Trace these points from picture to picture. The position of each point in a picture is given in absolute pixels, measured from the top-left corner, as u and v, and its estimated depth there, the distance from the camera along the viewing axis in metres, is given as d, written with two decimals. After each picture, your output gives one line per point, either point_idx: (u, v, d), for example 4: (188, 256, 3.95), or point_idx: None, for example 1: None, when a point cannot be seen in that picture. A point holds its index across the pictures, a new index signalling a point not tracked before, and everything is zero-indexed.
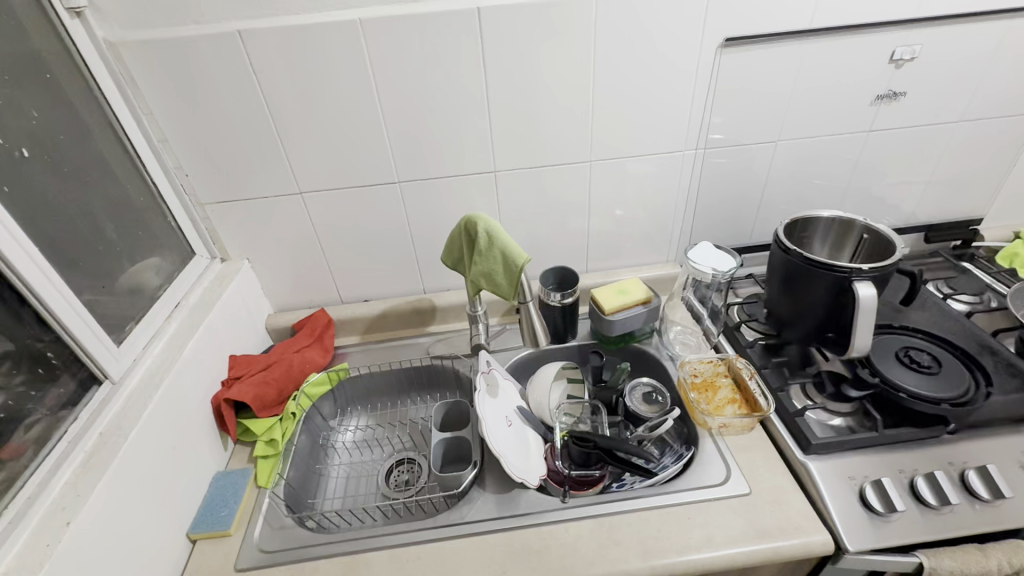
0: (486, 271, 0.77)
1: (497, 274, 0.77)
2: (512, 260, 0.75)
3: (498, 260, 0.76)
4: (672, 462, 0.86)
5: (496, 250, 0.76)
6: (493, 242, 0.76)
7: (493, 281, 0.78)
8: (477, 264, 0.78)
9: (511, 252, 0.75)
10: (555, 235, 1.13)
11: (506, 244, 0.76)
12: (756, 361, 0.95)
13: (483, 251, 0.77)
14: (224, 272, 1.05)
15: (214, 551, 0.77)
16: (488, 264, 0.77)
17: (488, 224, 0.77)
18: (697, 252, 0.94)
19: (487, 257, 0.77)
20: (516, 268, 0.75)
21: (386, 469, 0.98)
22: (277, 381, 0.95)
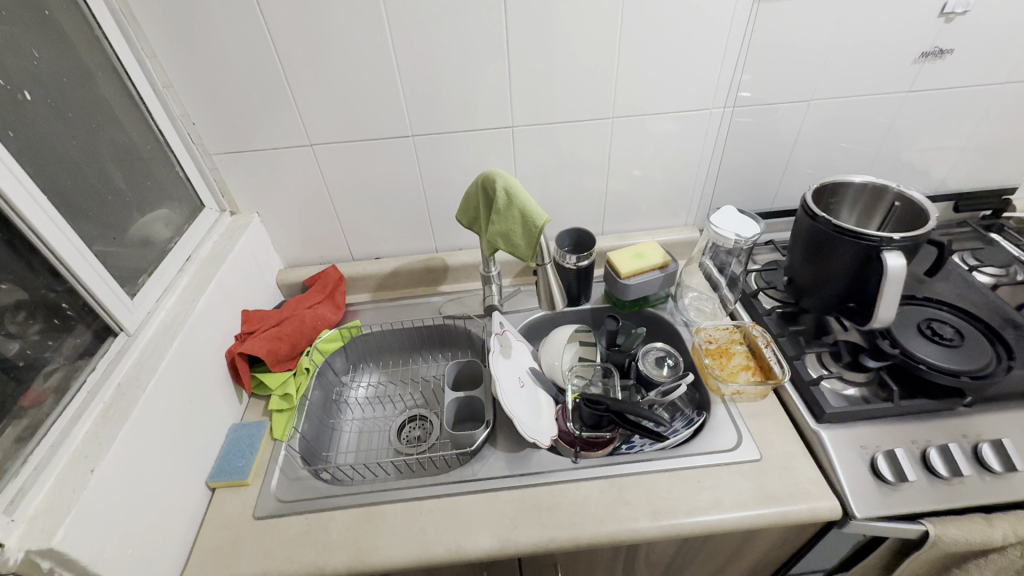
0: (504, 231, 0.75)
1: (515, 234, 0.74)
2: (531, 220, 0.72)
3: (517, 221, 0.74)
4: (683, 426, 0.87)
5: (515, 210, 0.73)
6: (513, 201, 0.73)
7: (511, 242, 0.75)
8: (495, 223, 0.75)
9: (530, 213, 0.72)
10: (571, 195, 1.09)
11: (526, 204, 0.73)
12: (772, 328, 0.94)
13: (502, 210, 0.74)
14: (233, 226, 1.03)
15: (233, 500, 0.79)
16: (507, 224, 0.74)
17: (508, 182, 0.74)
18: (721, 216, 0.91)
19: (506, 217, 0.74)
20: (535, 230, 0.72)
21: (398, 425, 0.99)
22: (289, 336, 0.96)
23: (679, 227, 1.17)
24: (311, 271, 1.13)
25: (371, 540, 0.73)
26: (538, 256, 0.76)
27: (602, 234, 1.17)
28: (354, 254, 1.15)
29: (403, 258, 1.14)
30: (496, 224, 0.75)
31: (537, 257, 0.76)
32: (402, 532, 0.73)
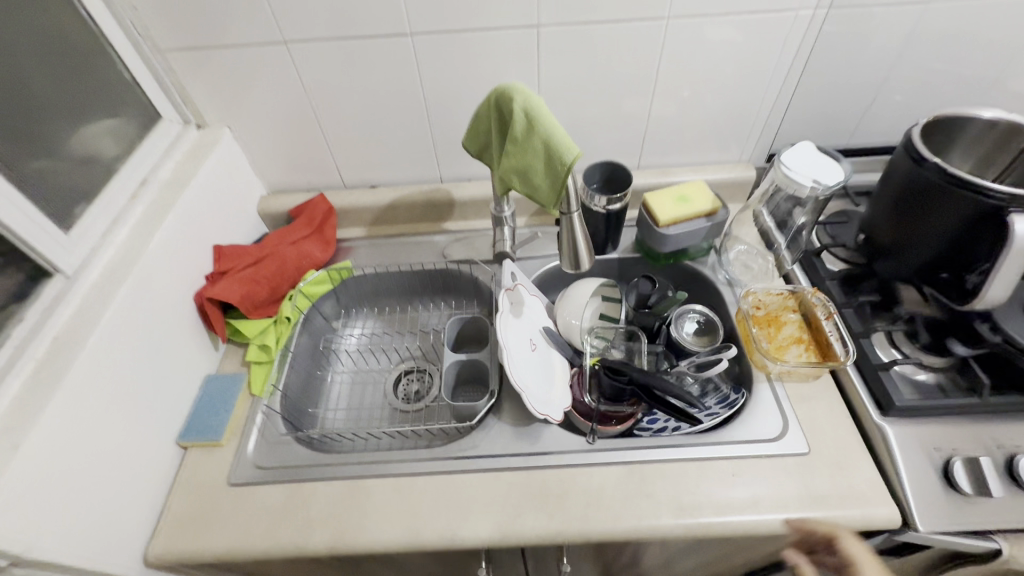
0: (522, 167, 0.58)
1: (537, 172, 0.57)
2: (558, 155, 0.55)
3: (539, 154, 0.56)
4: (717, 405, 0.75)
5: (538, 140, 0.56)
6: (536, 128, 0.56)
7: (530, 181, 0.58)
8: (511, 156, 0.58)
9: (558, 145, 0.55)
10: (606, 119, 0.90)
11: (553, 132, 0.55)
12: (836, 296, 0.78)
13: (522, 139, 0.57)
14: (200, 141, 0.86)
15: (206, 461, 0.71)
16: (526, 158, 0.57)
17: (532, 102, 0.56)
18: (795, 154, 0.71)
19: (526, 149, 0.57)
20: (562, 168, 0.55)
21: (394, 379, 0.89)
22: (269, 279, 0.83)
23: (732, 163, 0.97)
24: (296, 199, 0.97)
25: (357, 518, 0.65)
26: (563, 202, 0.59)
27: (638, 168, 0.98)
28: (346, 180, 0.98)
29: (402, 188, 0.98)
30: (513, 157, 0.58)
31: (562, 203, 0.59)
32: (391, 511, 0.65)
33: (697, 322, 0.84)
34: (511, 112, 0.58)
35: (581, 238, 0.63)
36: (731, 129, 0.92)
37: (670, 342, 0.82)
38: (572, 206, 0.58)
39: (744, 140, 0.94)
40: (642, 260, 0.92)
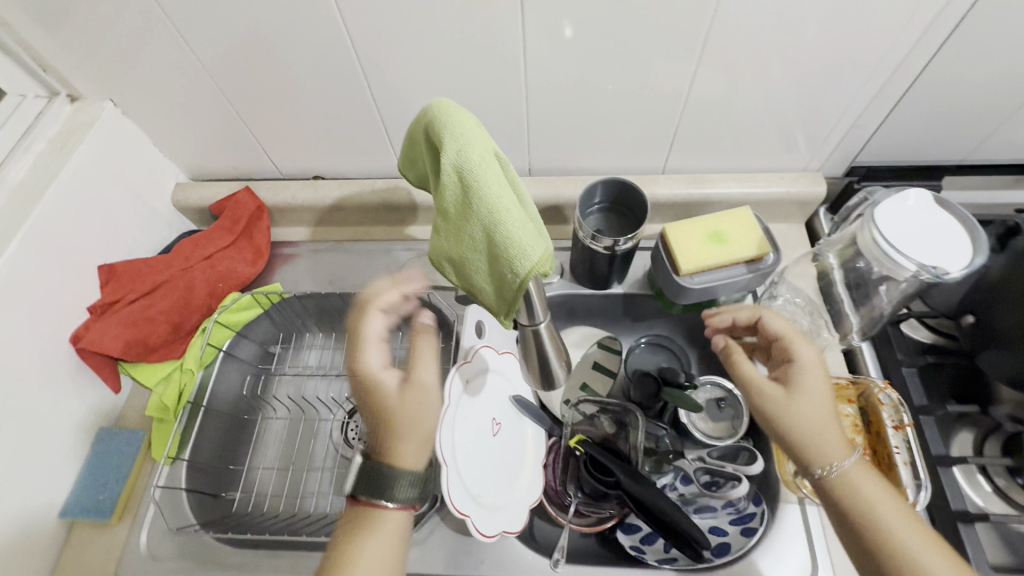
0: (458, 257, 0.38)
1: (477, 268, 0.38)
2: (505, 255, 0.35)
3: (480, 245, 0.37)
4: (725, 518, 0.57)
5: (477, 225, 0.36)
6: (473, 205, 0.36)
7: (468, 277, 0.39)
8: (444, 236, 0.39)
9: (505, 239, 0.35)
10: (622, 108, 0.64)
11: (500, 215, 0.35)
12: (913, 395, 0.57)
13: (457, 216, 0.37)
14: (74, 120, 0.65)
15: (94, 543, 0.60)
16: (463, 245, 0.38)
17: (471, 160, 0.36)
18: (897, 209, 0.47)
19: (461, 233, 0.37)
20: (511, 276, 0.35)
21: (337, 417, 0.71)
22: (167, 314, 0.65)
23: (791, 170, 0.71)
24: (219, 190, 0.77)
25: None
26: (519, 312, 0.39)
27: (663, 170, 0.73)
28: (281, 167, 0.77)
29: (352, 183, 0.76)
30: (447, 237, 0.39)
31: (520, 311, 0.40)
32: None
33: (717, 399, 0.65)
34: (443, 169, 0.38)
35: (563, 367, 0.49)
36: (800, 128, 0.65)
37: (677, 423, 0.64)
38: (534, 321, 0.39)
39: (815, 144, 0.67)
40: (656, 299, 0.71)
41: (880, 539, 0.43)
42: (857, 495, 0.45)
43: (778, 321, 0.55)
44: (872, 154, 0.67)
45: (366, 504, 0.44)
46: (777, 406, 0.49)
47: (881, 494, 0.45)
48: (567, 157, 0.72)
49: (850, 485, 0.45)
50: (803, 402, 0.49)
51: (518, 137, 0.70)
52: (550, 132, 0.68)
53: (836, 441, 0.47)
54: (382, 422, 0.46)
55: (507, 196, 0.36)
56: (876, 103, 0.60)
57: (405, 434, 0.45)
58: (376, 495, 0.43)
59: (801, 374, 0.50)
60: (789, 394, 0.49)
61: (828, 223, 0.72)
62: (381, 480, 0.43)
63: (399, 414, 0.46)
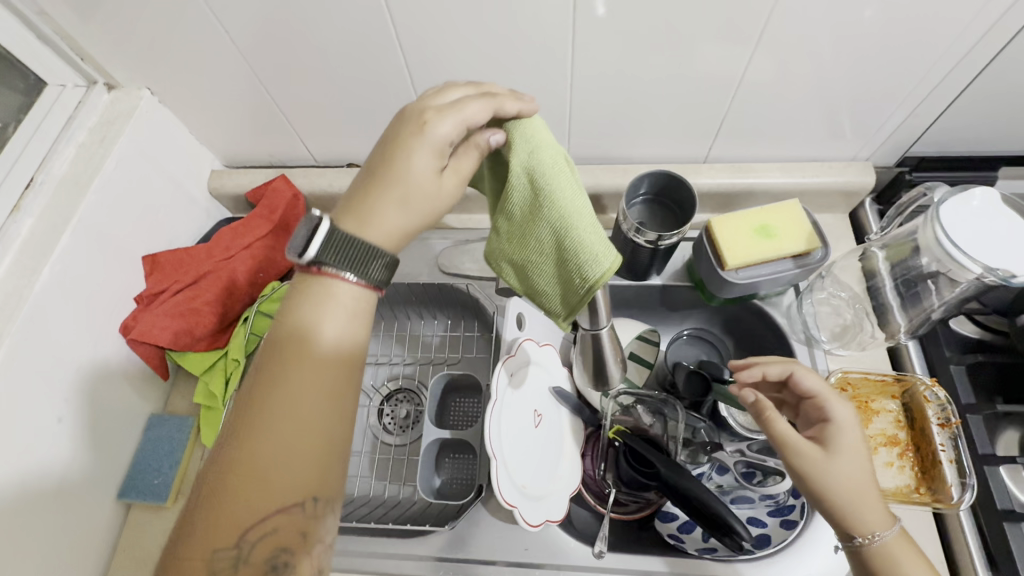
0: (522, 259, 0.38)
1: (542, 271, 0.37)
2: (576, 261, 0.35)
3: (547, 249, 0.36)
4: (764, 509, 0.58)
5: (547, 229, 0.35)
6: (542, 209, 0.36)
7: (531, 279, 0.39)
8: (507, 238, 0.39)
9: (577, 246, 0.35)
10: (668, 98, 0.63)
11: (571, 221, 0.35)
12: (961, 393, 0.57)
13: (524, 218, 0.37)
14: (113, 109, 0.65)
15: (150, 525, 0.62)
16: (528, 248, 0.37)
17: (542, 162, 0.35)
18: (965, 213, 0.46)
19: (528, 236, 0.37)
20: (580, 282, 0.35)
21: (378, 402, 0.72)
22: (212, 305, 0.66)
23: (837, 160, 0.70)
24: (255, 177, 0.77)
25: None
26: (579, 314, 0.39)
27: (704, 159, 0.72)
28: (316, 153, 0.77)
29: None
30: (510, 239, 0.39)
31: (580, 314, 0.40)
32: None
33: None
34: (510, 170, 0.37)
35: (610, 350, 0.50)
36: (851, 118, 0.63)
37: (716, 415, 0.64)
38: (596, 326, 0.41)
39: (865, 134, 0.65)
40: (695, 292, 0.70)
41: None
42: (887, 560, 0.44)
43: (813, 378, 0.49)
44: (924, 143, 0.65)
45: (324, 274, 0.38)
46: (815, 475, 0.45)
47: (916, 563, 0.44)
48: (607, 145, 0.71)
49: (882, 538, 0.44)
50: (840, 464, 0.45)
51: (557, 126, 0.69)
52: (591, 121, 0.67)
53: (876, 503, 0.45)
54: (388, 175, 0.38)
55: (578, 201, 0.36)
56: (934, 93, 0.58)
57: (394, 204, 0.39)
58: (343, 271, 0.38)
59: (841, 436, 0.46)
60: (830, 454, 0.45)
61: (873, 214, 0.71)
62: (363, 253, 0.38)
63: (413, 194, 0.39)
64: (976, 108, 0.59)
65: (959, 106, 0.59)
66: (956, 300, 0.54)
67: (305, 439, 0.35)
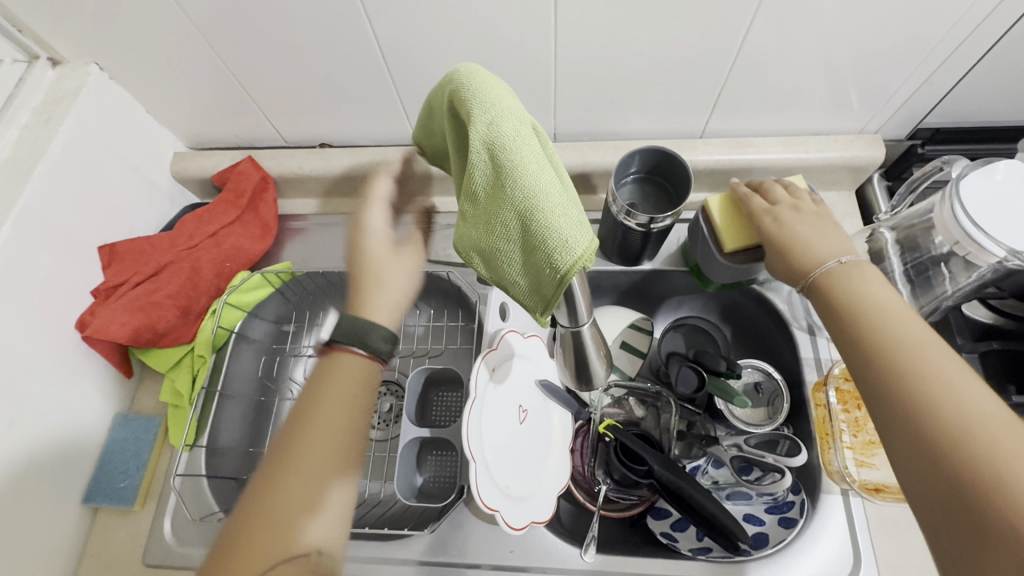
0: (487, 247, 0.32)
1: (509, 262, 0.32)
2: (544, 246, 0.29)
3: (514, 234, 0.31)
4: (761, 506, 0.55)
5: (511, 210, 0.30)
6: (507, 188, 0.30)
7: (499, 271, 0.33)
8: (473, 224, 0.33)
9: (544, 228, 0.29)
10: (660, 68, 0.57)
11: (538, 201, 0.29)
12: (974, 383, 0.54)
13: (488, 200, 0.32)
14: (59, 87, 0.60)
15: (119, 528, 0.59)
16: (492, 234, 0.32)
17: (504, 135, 0.31)
18: (987, 185, 0.41)
19: (492, 220, 0.31)
20: (550, 271, 0.29)
21: None
22: (175, 297, 0.61)
23: (843, 133, 0.65)
24: (221, 160, 0.72)
25: None
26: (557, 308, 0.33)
27: (701, 135, 0.67)
28: (285, 133, 0.72)
29: (362, 151, 0.71)
30: (476, 225, 0.33)
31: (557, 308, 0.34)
32: None
33: (756, 383, 0.61)
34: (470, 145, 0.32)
35: (595, 347, 0.42)
36: (859, 88, 0.58)
37: (710, 407, 0.61)
38: (576, 324, 0.35)
39: (873, 105, 0.60)
40: (690, 275, 0.66)
41: (862, 321, 0.37)
42: (854, 306, 0.38)
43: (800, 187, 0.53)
44: (938, 114, 0.60)
45: (336, 350, 0.42)
46: (778, 233, 0.48)
47: (888, 291, 0.39)
48: (596, 121, 0.66)
49: (854, 300, 0.39)
50: (801, 231, 0.47)
51: (542, 100, 0.64)
52: (578, 94, 0.62)
53: (833, 252, 0.44)
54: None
55: (546, 178, 0.30)
56: (950, 58, 0.53)
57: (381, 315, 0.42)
58: (351, 346, 0.41)
59: (800, 214, 0.49)
60: (787, 221, 0.48)
61: (881, 191, 0.66)
62: (366, 327, 0.41)
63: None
64: (997, 75, 0.54)
65: (979, 72, 0.54)
66: (972, 286, 0.50)
67: (327, 486, 0.37)
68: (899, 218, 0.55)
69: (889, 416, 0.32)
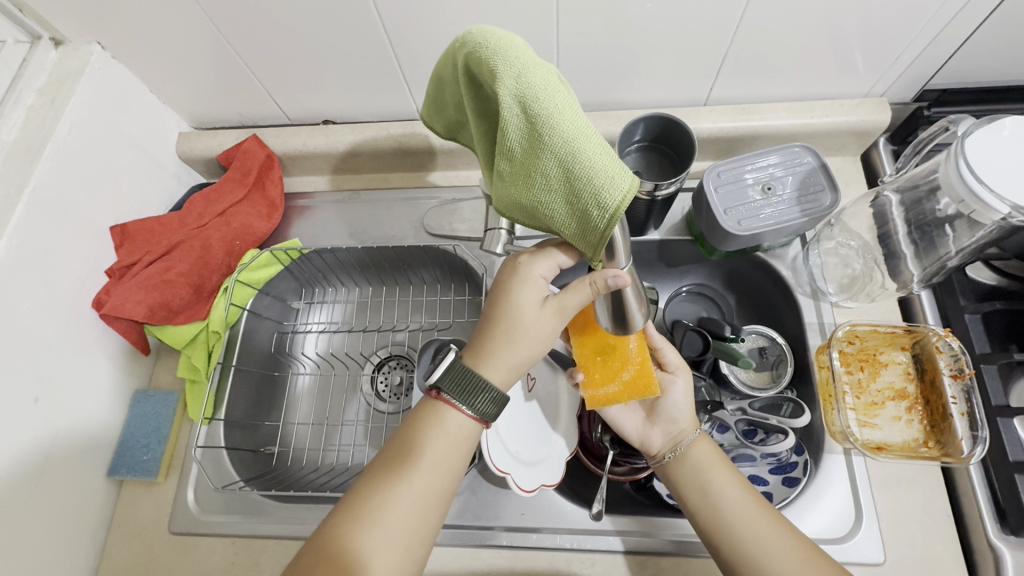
0: (526, 202, 0.32)
1: (552, 213, 0.31)
2: (590, 187, 0.29)
3: (554, 183, 0.30)
4: (765, 467, 0.56)
5: (549, 155, 0.29)
6: (539, 135, 0.29)
7: (542, 221, 0.32)
8: (506, 182, 0.32)
9: (586, 170, 0.28)
10: (664, 36, 0.57)
11: (576, 144, 0.29)
12: (975, 343, 0.54)
13: (518, 152, 0.31)
14: (62, 67, 0.60)
15: (143, 500, 0.61)
16: (530, 186, 0.31)
17: (527, 82, 0.30)
18: (995, 140, 0.41)
19: (529, 172, 0.30)
20: (598, 212, 0.29)
21: (371, 371, 0.70)
22: (187, 276, 0.63)
23: (849, 97, 0.64)
24: (225, 139, 0.72)
25: None
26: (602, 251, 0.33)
27: (705, 103, 0.67)
28: (288, 110, 0.72)
29: (365, 127, 0.71)
30: (506, 179, 0.32)
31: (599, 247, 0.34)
32: None
33: (760, 348, 0.62)
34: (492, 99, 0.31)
35: (636, 303, 0.40)
36: (867, 50, 0.57)
37: (716, 373, 0.61)
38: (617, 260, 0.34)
39: (879, 67, 0.59)
40: (694, 244, 0.67)
41: (710, 501, 0.49)
42: (702, 461, 0.51)
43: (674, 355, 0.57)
44: (946, 74, 0.59)
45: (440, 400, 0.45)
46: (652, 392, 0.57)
47: (723, 472, 0.50)
48: (599, 90, 0.66)
49: (707, 471, 0.51)
50: (672, 389, 0.56)
51: None
52: (581, 64, 0.62)
53: (694, 421, 0.54)
54: (500, 325, 0.46)
55: (580, 122, 0.29)
56: (959, 18, 0.52)
57: (512, 348, 0.45)
58: (459, 403, 0.45)
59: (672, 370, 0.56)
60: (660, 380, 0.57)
61: (887, 155, 0.66)
62: (474, 388, 0.44)
63: (526, 327, 0.45)
64: (1008, 31, 0.53)
65: (987, 33, 0.53)
66: (975, 248, 0.50)
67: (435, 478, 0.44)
68: (904, 181, 0.55)
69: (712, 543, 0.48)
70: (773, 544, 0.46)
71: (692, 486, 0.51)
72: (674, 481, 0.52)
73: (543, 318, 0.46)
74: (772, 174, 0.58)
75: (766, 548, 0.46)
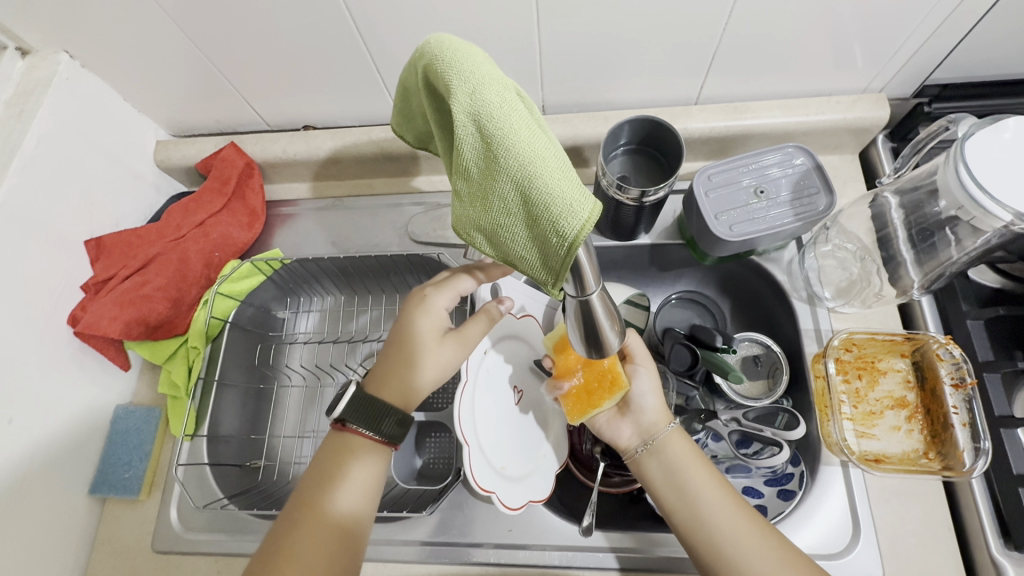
0: (486, 226, 0.29)
1: (513, 240, 0.29)
2: (547, 214, 0.26)
3: (514, 207, 0.27)
4: (760, 479, 0.55)
5: (507, 180, 0.27)
6: (498, 158, 0.27)
7: (503, 249, 0.30)
8: (467, 205, 0.30)
9: (544, 195, 0.26)
10: (650, 34, 0.54)
11: (535, 168, 0.26)
12: (978, 351, 0.52)
13: (479, 175, 0.29)
14: (30, 78, 0.58)
15: (126, 518, 0.60)
16: (490, 210, 0.29)
17: (488, 102, 0.28)
18: (997, 143, 0.39)
19: (489, 195, 0.28)
20: (556, 240, 0.26)
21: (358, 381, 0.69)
22: (164, 291, 0.61)
23: (846, 94, 0.62)
24: (203, 146, 0.70)
25: None
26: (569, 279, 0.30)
27: (696, 101, 0.65)
28: (269, 116, 0.70)
29: (346, 132, 0.69)
30: (468, 202, 0.30)
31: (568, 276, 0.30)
32: None
33: (754, 356, 0.60)
34: (454, 119, 0.29)
35: (607, 318, 0.33)
36: (864, 44, 0.55)
37: (709, 382, 0.59)
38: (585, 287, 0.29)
39: (876, 61, 0.57)
40: (686, 248, 0.64)
41: (689, 505, 0.47)
42: (680, 461, 0.49)
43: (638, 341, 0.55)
44: (947, 68, 0.57)
45: (348, 429, 0.48)
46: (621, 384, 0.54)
47: (700, 473, 0.49)
48: (586, 90, 0.64)
49: (684, 474, 0.49)
50: (640, 380, 0.53)
51: (528, 71, 0.61)
52: (566, 63, 0.59)
53: (667, 416, 0.52)
54: (406, 350, 0.50)
55: (540, 143, 0.27)
56: (961, 9, 0.49)
57: (413, 368, 0.50)
58: (360, 428, 0.48)
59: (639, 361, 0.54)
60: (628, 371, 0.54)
61: (886, 152, 0.63)
62: (375, 413, 0.48)
63: (426, 351, 0.50)
64: (1012, 22, 0.50)
65: (990, 25, 0.50)
66: (977, 253, 0.48)
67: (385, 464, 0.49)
68: (903, 182, 0.53)
69: (695, 550, 0.46)
70: (751, 547, 0.45)
71: (668, 486, 0.49)
72: (650, 479, 0.50)
73: (444, 342, 0.51)
74: (765, 176, 0.56)
75: (743, 551, 0.44)
